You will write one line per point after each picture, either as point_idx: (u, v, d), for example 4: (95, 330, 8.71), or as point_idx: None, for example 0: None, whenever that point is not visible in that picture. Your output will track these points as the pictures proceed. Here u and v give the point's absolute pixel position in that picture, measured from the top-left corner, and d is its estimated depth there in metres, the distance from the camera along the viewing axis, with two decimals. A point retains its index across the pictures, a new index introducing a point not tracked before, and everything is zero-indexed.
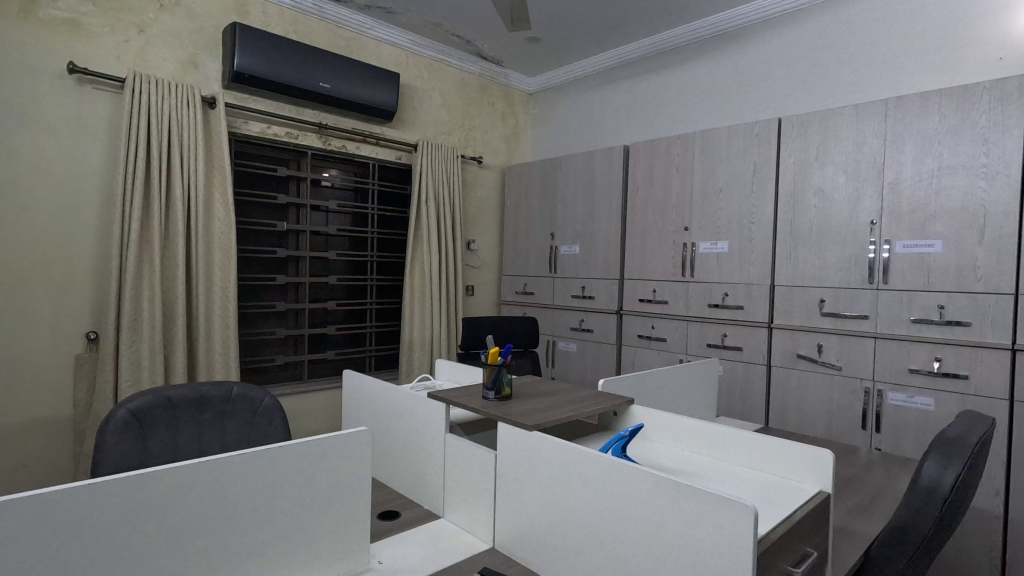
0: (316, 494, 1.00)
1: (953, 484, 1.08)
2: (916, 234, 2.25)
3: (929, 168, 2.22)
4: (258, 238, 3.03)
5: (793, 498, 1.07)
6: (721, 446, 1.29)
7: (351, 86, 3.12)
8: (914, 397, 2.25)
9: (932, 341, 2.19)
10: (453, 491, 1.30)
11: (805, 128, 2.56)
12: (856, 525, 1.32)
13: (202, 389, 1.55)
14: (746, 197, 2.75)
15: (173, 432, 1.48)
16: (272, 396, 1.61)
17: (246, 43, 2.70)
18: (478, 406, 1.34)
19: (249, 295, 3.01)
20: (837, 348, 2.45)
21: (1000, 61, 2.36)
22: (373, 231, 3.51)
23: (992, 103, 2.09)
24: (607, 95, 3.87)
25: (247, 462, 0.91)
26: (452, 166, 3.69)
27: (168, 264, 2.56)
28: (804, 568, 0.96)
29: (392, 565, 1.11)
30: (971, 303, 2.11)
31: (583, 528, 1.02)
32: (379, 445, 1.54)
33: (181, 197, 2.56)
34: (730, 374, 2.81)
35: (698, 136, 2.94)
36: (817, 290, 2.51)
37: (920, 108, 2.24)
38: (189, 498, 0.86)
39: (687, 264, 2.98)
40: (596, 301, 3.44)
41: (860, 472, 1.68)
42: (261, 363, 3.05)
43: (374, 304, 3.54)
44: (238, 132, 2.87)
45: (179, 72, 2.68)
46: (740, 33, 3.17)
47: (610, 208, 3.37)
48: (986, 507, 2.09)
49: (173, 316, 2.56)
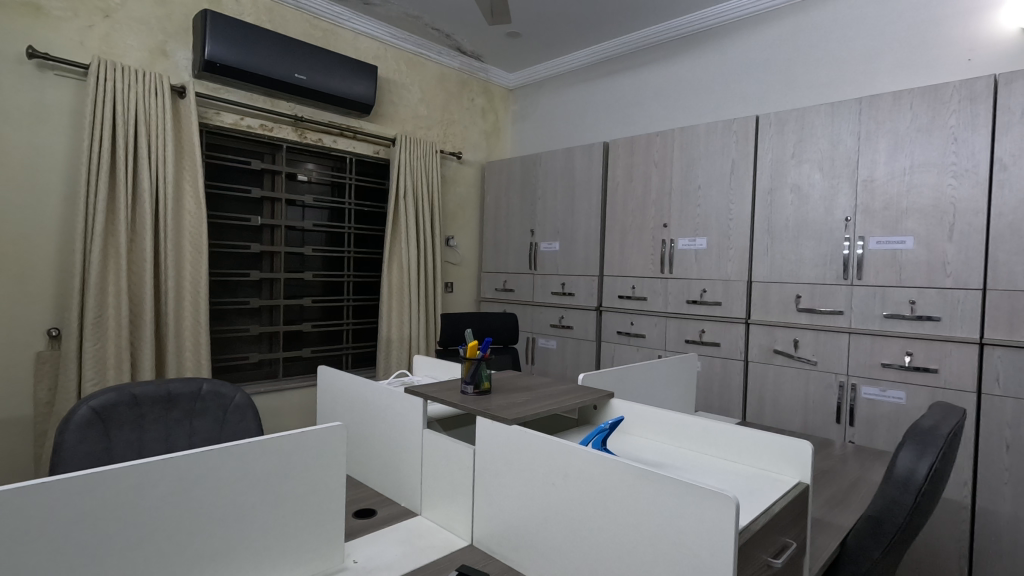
0: (288, 490, 0.97)
1: (927, 474, 1.09)
2: (889, 230, 2.29)
3: (902, 166, 2.26)
4: (231, 233, 2.96)
5: (772, 489, 1.06)
6: (701, 439, 1.29)
7: (327, 78, 3.06)
8: (886, 391, 2.29)
9: (904, 335, 2.24)
10: (432, 488, 1.27)
11: (782, 126, 2.59)
12: (833, 517, 1.33)
13: (170, 387, 1.50)
14: (724, 194, 2.77)
15: (139, 431, 1.42)
16: (244, 394, 1.57)
17: (217, 31, 2.62)
18: (457, 401, 1.31)
19: (221, 291, 2.93)
20: (813, 343, 2.48)
21: (969, 62, 2.42)
22: (350, 227, 3.45)
23: (961, 103, 2.13)
24: (587, 92, 3.86)
25: (217, 458, 0.88)
26: (430, 160, 3.65)
27: (136, 260, 2.48)
28: (783, 560, 0.96)
29: (367, 564, 1.08)
30: (941, 298, 2.16)
31: (563, 522, 1.01)
32: (354, 442, 1.51)
33: (148, 189, 2.47)
34: (708, 370, 2.83)
35: (677, 133, 2.95)
36: (794, 285, 2.54)
37: (892, 108, 2.28)
38: (154, 495, 0.82)
39: (666, 261, 3.00)
40: (576, 298, 3.44)
41: (835, 465, 1.70)
42: (234, 361, 2.97)
43: (351, 301, 3.49)
44: (210, 123, 2.78)
45: (148, 60, 2.59)
46: (716, 32, 3.20)
47: (590, 204, 3.37)
48: (955, 498, 2.13)
49: (140, 311, 2.47)
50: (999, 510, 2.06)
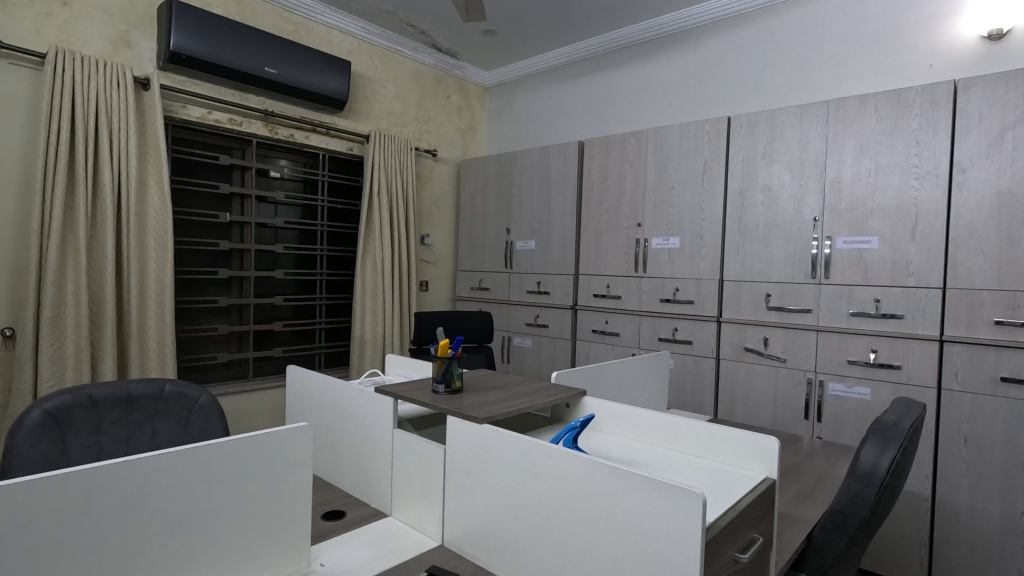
0: (251, 491, 0.94)
1: (889, 467, 1.12)
2: (855, 230, 2.35)
3: (868, 168, 2.32)
4: (199, 230, 2.88)
5: (741, 485, 1.07)
6: (671, 435, 1.29)
7: (298, 72, 3.00)
8: (852, 387, 2.35)
9: (869, 333, 2.30)
10: (402, 488, 1.26)
11: (753, 127, 2.63)
12: (800, 511, 1.36)
13: (131, 387, 1.45)
14: (697, 194, 2.81)
15: (97, 433, 1.37)
16: (209, 394, 1.52)
17: (182, 22, 2.54)
18: (428, 400, 1.29)
19: (187, 289, 2.86)
20: (782, 341, 2.53)
21: (930, 67, 2.49)
22: (323, 224, 3.39)
23: (923, 107, 2.19)
24: (563, 91, 3.87)
25: (174, 461, 0.84)
26: (405, 157, 3.60)
27: (96, 256, 2.40)
28: (750, 554, 0.97)
29: (335, 566, 1.06)
30: (904, 297, 2.22)
31: (534, 521, 1.00)
32: (324, 442, 1.48)
33: (110, 184, 2.39)
34: (680, 367, 2.86)
35: (651, 134, 2.98)
36: (764, 284, 2.58)
37: (859, 111, 2.34)
38: (109, 500, 0.78)
39: (640, 260, 3.02)
40: (551, 297, 3.44)
41: (802, 460, 1.73)
42: (202, 361, 2.90)
43: (324, 299, 3.43)
44: (176, 117, 2.70)
45: (109, 51, 2.51)
46: (690, 33, 3.23)
47: (565, 203, 3.38)
48: (916, 490, 2.20)
49: (102, 308, 2.39)
50: (958, 502, 2.12)
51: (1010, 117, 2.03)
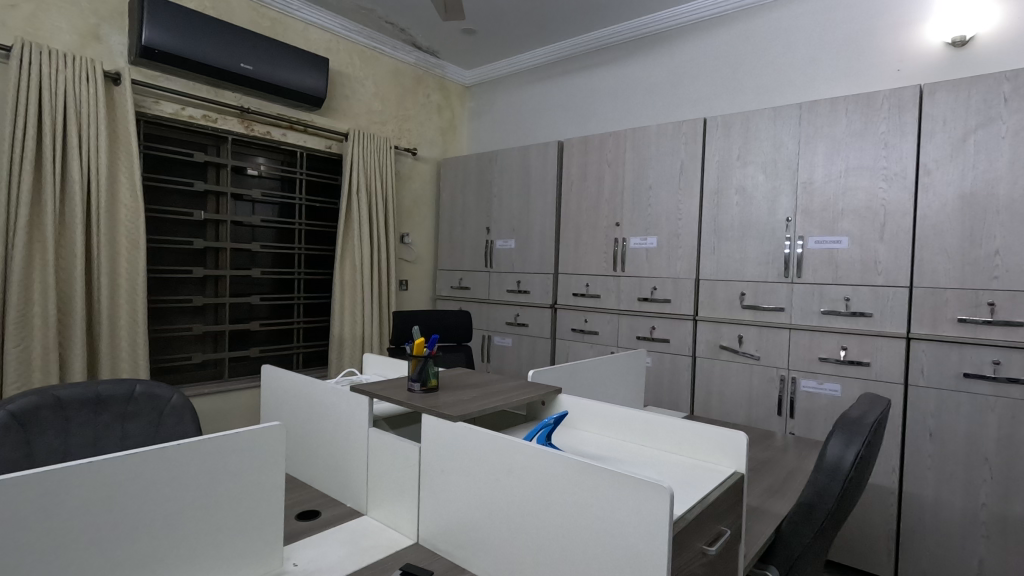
0: (223, 492, 0.93)
1: (854, 461, 1.15)
2: (826, 230, 2.40)
3: (838, 169, 2.37)
4: (172, 228, 2.83)
5: (710, 480, 1.09)
6: (644, 432, 1.31)
7: (274, 69, 2.96)
8: (823, 383, 2.40)
9: (839, 331, 2.35)
10: (377, 487, 1.25)
11: (728, 128, 2.67)
12: (769, 505, 1.39)
13: (100, 387, 1.42)
14: (674, 194, 2.84)
15: (64, 435, 1.35)
16: (181, 394, 1.50)
17: (155, 16, 2.50)
18: (403, 399, 1.29)
19: (160, 288, 2.81)
20: (756, 339, 2.58)
21: (898, 71, 2.55)
22: (301, 223, 3.36)
23: (891, 110, 2.25)
24: (543, 90, 3.88)
25: (142, 462, 0.83)
26: (384, 155, 3.58)
27: (65, 255, 2.34)
28: (718, 547, 0.99)
29: (308, 566, 1.06)
30: (872, 295, 2.28)
31: (507, 517, 1.01)
32: (299, 442, 1.47)
33: (79, 181, 2.34)
34: (658, 365, 2.90)
35: (630, 134, 3.01)
36: (738, 283, 2.63)
37: (830, 113, 2.39)
38: (74, 502, 0.77)
39: (618, 259, 3.05)
40: (531, 296, 3.46)
41: (773, 455, 1.77)
42: (176, 361, 2.85)
43: (302, 299, 3.40)
44: (148, 113, 2.65)
45: (78, 44, 2.45)
46: (668, 35, 3.27)
47: (545, 203, 3.40)
48: (884, 483, 2.26)
49: (70, 308, 2.33)
50: (923, 494, 2.19)
51: (972, 121, 2.10)
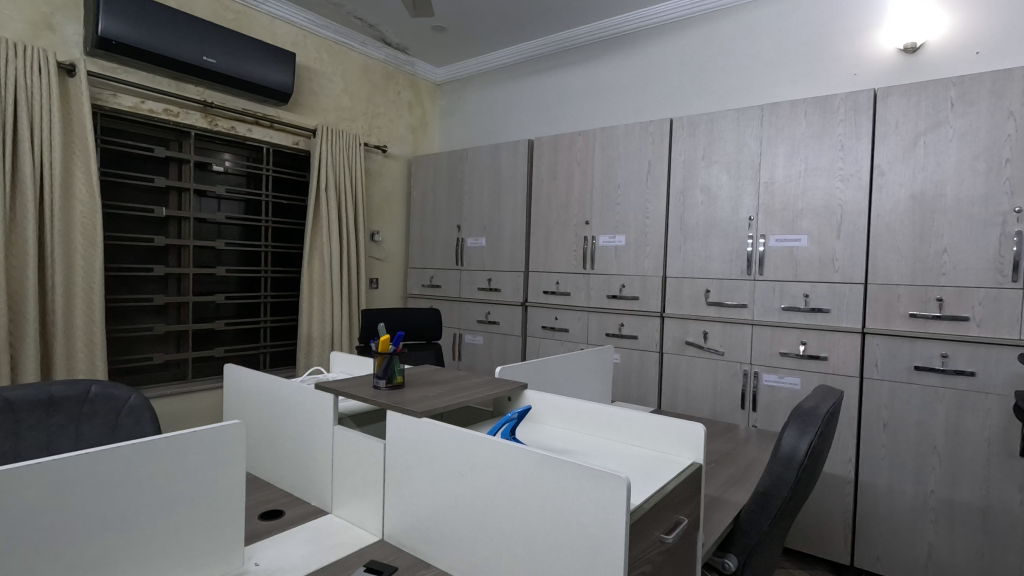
0: (179, 491, 0.92)
1: (807, 450, 1.20)
2: (787, 229, 2.47)
3: (798, 169, 2.45)
4: (131, 225, 2.75)
5: (669, 471, 1.12)
6: (607, 426, 1.34)
7: (238, 62, 2.89)
8: (784, 377, 2.47)
9: (799, 326, 2.43)
10: (342, 486, 1.25)
11: (693, 129, 2.73)
12: (728, 495, 1.43)
13: (53, 389, 1.38)
14: (642, 193, 2.89)
15: (13, 438, 1.30)
16: (139, 394, 1.46)
17: (111, 6, 2.42)
18: (367, 397, 1.28)
19: (119, 287, 2.72)
20: (720, 335, 2.64)
21: (854, 76, 2.64)
22: (268, 220, 3.30)
23: (847, 113, 2.33)
24: (513, 89, 3.89)
25: (95, 462, 0.82)
26: (354, 152, 3.54)
27: (16, 252, 2.26)
28: (676, 535, 1.02)
29: (269, 565, 1.05)
30: (830, 293, 2.36)
31: (470, 511, 1.02)
32: (261, 442, 1.46)
33: (30, 175, 2.26)
34: (626, 362, 2.94)
35: (599, 133, 3.04)
36: (703, 281, 2.69)
37: (790, 114, 2.46)
38: (20, 503, 0.75)
39: (588, 256, 3.08)
40: (502, 293, 3.48)
41: (734, 447, 1.82)
42: (137, 362, 2.77)
43: (269, 297, 3.35)
44: (105, 106, 2.57)
45: (30, 34, 2.36)
46: (635, 37, 3.32)
47: (515, 201, 3.41)
48: (840, 473, 2.34)
49: (21, 307, 2.25)
50: (877, 483, 2.27)
51: (922, 124, 2.19)
